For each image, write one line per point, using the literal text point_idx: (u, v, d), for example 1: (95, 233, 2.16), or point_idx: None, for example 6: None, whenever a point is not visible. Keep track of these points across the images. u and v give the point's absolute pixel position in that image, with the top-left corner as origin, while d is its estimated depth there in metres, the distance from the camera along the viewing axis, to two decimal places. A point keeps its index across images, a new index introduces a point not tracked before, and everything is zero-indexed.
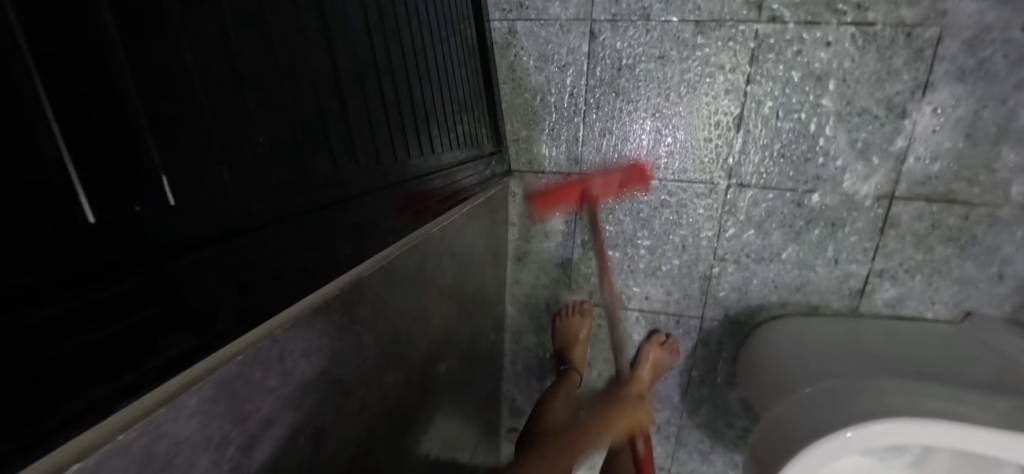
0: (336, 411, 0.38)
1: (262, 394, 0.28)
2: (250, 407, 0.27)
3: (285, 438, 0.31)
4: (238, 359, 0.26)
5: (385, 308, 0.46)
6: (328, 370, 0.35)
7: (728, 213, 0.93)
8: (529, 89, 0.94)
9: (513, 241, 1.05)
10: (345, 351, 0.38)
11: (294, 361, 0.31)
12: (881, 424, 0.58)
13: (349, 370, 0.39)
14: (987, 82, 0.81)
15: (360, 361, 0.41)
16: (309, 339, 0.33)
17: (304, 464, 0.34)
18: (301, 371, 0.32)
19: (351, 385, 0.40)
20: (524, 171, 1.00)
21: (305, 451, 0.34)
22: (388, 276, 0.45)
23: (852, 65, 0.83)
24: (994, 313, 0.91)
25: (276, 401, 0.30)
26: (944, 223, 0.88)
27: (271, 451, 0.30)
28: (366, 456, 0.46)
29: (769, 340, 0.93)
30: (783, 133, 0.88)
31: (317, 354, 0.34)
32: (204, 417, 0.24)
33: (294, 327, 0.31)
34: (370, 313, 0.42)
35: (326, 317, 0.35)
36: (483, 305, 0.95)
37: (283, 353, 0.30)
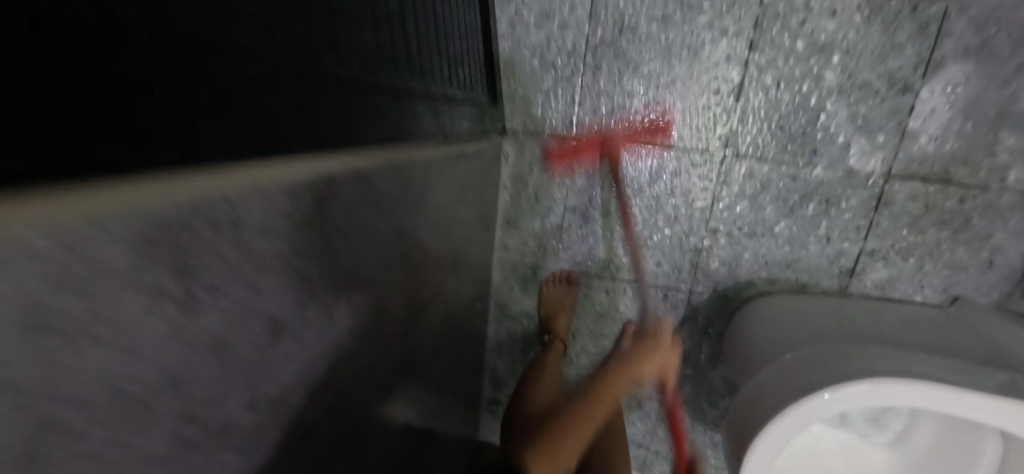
0: (299, 310, 0.36)
1: (208, 255, 0.26)
2: (194, 264, 0.25)
3: (237, 315, 0.29)
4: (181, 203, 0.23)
5: (360, 219, 0.43)
6: (288, 257, 0.33)
7: (722, 184, 0.92)
8: (528, 46, 0.92)
9: (503, 205, 1.03)
10: (311, 247, 0.36)
11: (250, 233, 0.29)
12: (864, 383, 0.58)
13: (315, 270, 0.37)
14: (992, 61, 0.80)
15: (328, 265, 0.39)
16: (268, 216, 0.30)
17: (260, 354, 0.32)
18: (258, 248, 0.30)
19: (317, 287, 0.38)
20: (518, 132, 0.98)
21: (261, 340, 0.32)
22: (364, 185, 0.43)
23: (857, 37, 0.82)
24: (981, 300, 0.91)
25: (224, 267, 0.27)
26: (939, 205, 0.87)
27: (219, 323, 0.27)
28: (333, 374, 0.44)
29: (756, 315, 0.92)
30: (782, 104, 0.87)
31: (278, 237, 0.32)
32: (137, 252, 0.22)
33: (251, 197, 0.29)
34: (341, 216, 0.40)
35: (290, 200, 0.32)
36: (469, 264, 0.93)
37: (233, 215, 0.27)
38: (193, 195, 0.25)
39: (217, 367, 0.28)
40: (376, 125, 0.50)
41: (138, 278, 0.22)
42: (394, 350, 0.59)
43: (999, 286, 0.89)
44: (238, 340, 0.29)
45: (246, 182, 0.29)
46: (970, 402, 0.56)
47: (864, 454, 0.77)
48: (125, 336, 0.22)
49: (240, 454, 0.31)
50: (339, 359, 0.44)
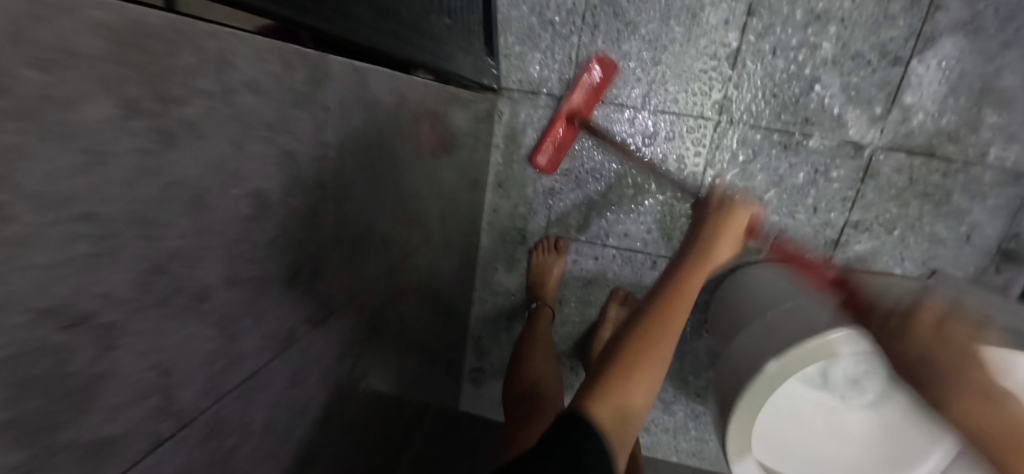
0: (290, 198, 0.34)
1: (191, 91, 0.23)
2: (175, 94, 0.22)
3: (220, 172, 0.26)
4: (162, 20, 0.21)
5: (355, 122, 0.41)
6: (278, 132, 0.31)
7: (714, 150, 0.92)
8: (527, 1, 0.90)
9: (494, 167, 1.01)
10: (303, 131, 0.34)
11: (238, 86, 0.27)
12: (843, 328, 0.63)
13: (306, 158, 0.34)
14: (977, 36, 0.82)
15: (320, 160, 0.37)
16: (258, 74, 0.28)
17: (245, 230, 0.29)
18: (246, 106, 0.27)
19: (308, 179, 0.35)
20: (513, 91, 0.96)
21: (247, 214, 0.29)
22: (359, 87, 0.41)
23: (852, 6, 0.83)
24: (958, 273, 0.93)
25: (210, 115, 0.25)
26: (922, 178, 0.89)
27: (200, 173, 0.25)
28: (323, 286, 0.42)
29: (743, 283, 0.92)
30: (778, 71, 0.87)
31: (268, 102, 0.29)
32: (110, 52, 0.19)
33: (243, 47, 0.27)
34: (335, 111, 0.37)
35: (283, 68, 0.30)
36: (459, 222, 0.91)
37: (224, 61, 0.25)
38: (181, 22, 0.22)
39: (196, 226, 0.25)
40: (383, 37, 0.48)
41: (113, 88, 0.20)
42: (382, 286, 0.57)
43: (975, 260, 0.92)
44: (220, 202, 0.27)
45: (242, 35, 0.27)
46: (947, 346, 0.59)
47: (846, 416, 0.78)
48: (95, 148, 0.19)
49: (216, 336, 0.29)
50: (326, 272, 0.41)
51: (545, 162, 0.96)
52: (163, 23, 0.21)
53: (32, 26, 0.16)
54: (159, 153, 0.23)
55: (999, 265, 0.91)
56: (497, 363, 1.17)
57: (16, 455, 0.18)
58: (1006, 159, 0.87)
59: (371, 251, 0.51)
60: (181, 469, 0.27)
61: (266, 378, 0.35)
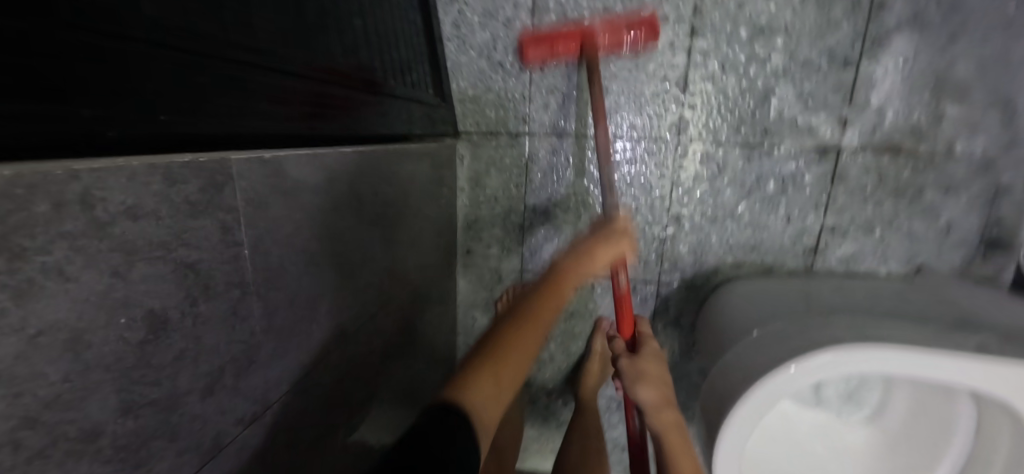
0: (196, 307, 0.33)
1: (51, 236, 0.23)
2: (31, 245, 0.22)
3: (95, 306, 0.25)
4: (8, 176, 0.21)
5: (271, 210, 0.41)
6: (172, 249, 0.30)
7: (677, 170, 0.92)
8: (475, 45, 0.92)
9: (462, 208, 1.02)
10: (204, 236, 0.33)
11: (113, 214, 0.26)
12: (825, 352, 0.57)
13: (210, 263, 0.34)
14: (924, 31, 0.81)
15: (231, 258, 0.36)
16: (137, 196, 0.28)
17: (139, 354, 0.28)
18: (126, 232, 0.27)
19: (218, 281, 0.35)
20: (471, 133, 0.97)
21: (139, 337, 0.28)
22: (274, 176, 0.41)
23: (793, 17, 0.83)
24: (944, 267, 0.90)
25: (80, 259, 0.24)
26: (892, 175, 0.88)
27: (71, 314, 0.24)
28: (257, 379, 0.40)
29: (724, 301, 0.90)
30: (729, 88, 0.87)
31: (153, 220, 0.29)
32: None
33: (115, 176, 0.26)
34: (244, 206, 0.37)
35: (168, 183, 0.30)
36: (430, 270, 0.90)
37: (87, 206, 0.25)
38: (34, 171, 0.22)
39: (74, 366, 0.24)
40: (303, 115, 0.48)
41: None
42: (337, 359, 0.56)
43: (959, 252, 0.89)
44: (100, 335, 0.26)
45: (116, 163, 0.27)
46: (937, 362, 0.55)
47: (842, 432, 0.75)
48: None
49: (115, 468, 0.27)
50: (257, 366, 0.40)
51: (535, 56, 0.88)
52: (10, 177, 0.21)
53: None
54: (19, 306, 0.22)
55: (984, 255, 0.89)
56: None
57: None
58: (975, 150, 0.85)
59: (316, 329, 0.50)
60: None
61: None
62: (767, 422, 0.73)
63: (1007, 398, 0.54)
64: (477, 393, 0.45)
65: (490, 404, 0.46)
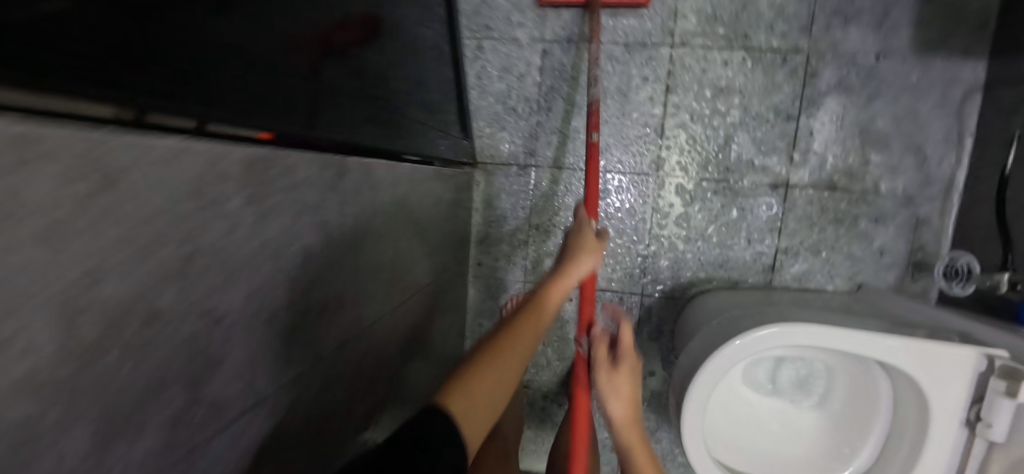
0: (318, 252, 0.49)
1: (270, 188, 0.40)
2: (263, 191, 0.39)
3: (280, 234, 0.42)
4: (259, 152, 0.38)
5: (360, 197, 0.58)
6: (313, 210, 0.48)
7: (657, 198, 1.11)
8: (493, 94, 1.13)
9: (476, 226, 1.19)
10: (328, 206, 0.51)
11: (294, 182, 0.44)
12: (772, 326, 0.73)
13: (328, 224, 0.51)
14: (848, 94, 1.03)
15: (337, 225, 0.53)
16: (304, 173, 0.45)
17: (292, 272, 0.45)
18: (297, 193, 0.44)
19: (330, 238, 0.52)
20: (487, 163, 1.16)
21: (294, 261, 0.45)
22: (364, 175, 0.59)
23: (745, 80, 1.05)
24: (881, 284, 1.07)
25: (275, 203, 0.41)
26: (831, 207, 1.07)
27: (272, 235, 0.41)
28: (339, 316, 0.56)
29: (698, 308, 1.06)
30: (698, 133, 1.09)
31: (308, 189, 0.46)
32: (238, 171, 0.36)
33: (297, 159, 0.44)
34: (347, 191, 0.55)
35: (318, 168, 0.48)
36: (447, 274, 1.06)
37: (282, 173, 0.42)
38: (268, 152, 0.40)
39: (268, 267, 0.41)
40: (377, 137, 0.67)
41: (236, 189, 0.36)
42: (382, 325, 0.71)
43: (893, 271, 1.06)
44: (281, 252, 0.43)
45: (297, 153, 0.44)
46: (851, 337, 0.70)
47: (795, 417, 0.88)
48: (228, 222, 0.36)
49: (275, 341, 0.43)
50: (340, 308, 0.56)
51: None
52: (260, 153, 0.39)
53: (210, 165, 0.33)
54: (254, 225, 0.39)
55: (913, 274, 1.06)
56: None
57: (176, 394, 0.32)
58: (897, 188, 1.05)
59: (369, 295, 0.65)
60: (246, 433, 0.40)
61: (297, 384, 0.48)
62: (724, 402, 0.86)
63: (907, 367, 0.69)
64: (462, 404, 0.50)
65: (474, 415, 0.51)
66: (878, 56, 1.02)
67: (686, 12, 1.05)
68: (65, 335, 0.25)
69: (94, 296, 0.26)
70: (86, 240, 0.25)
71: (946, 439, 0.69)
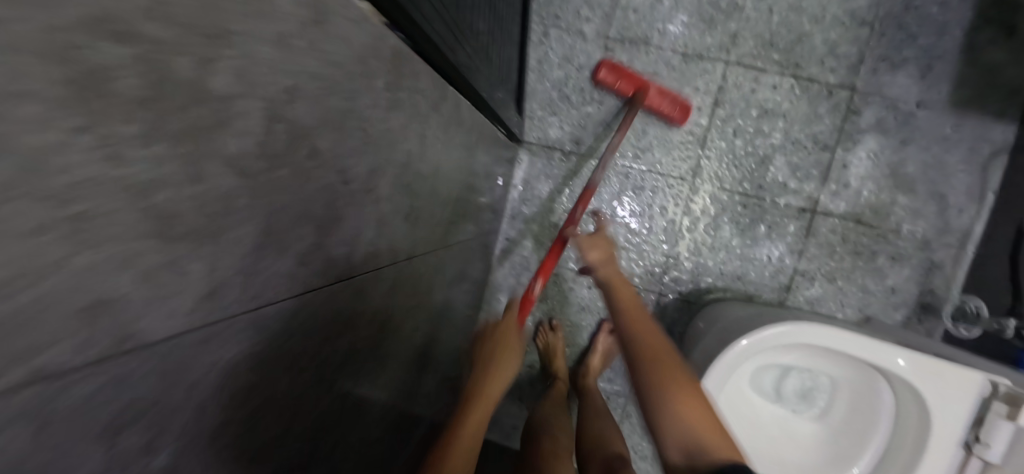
0: (412, 163, 0.53)
1: (400, 84, 0.44)
2: (395, 85, 0.43)
3: (396, 133, 0.46)
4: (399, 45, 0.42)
5: (443, 130, 0.63)
6: (418, 121, 0.51)
7: (689, 204, 1.16)
8: (551, 79, 1.19)
9: (512, 202, 1.24)
10: (426, 128, 0.54)
11: (413, 87, 0.48)
12: (783, 325, 0.77)
13: (423, 142, 0.55)
14: (884, 135, 1.09)
15: (426, 146, 0.57)
16: (419, 85, 0.49)
17: (395, 171, 0.49)
18: (413, 100, 0.48)
19: (421, 155, 0.55)
20: (533, 144, 1.21)
21: (397, 162, 0.49)
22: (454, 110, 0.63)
23: (790, 105, 1.10)
24: (888, 320, 1.11)
25: (397, 99, 0.45)
26: (851, 239, 1.11)
27: (391, 128, 0.45)
28: (409, 233, 0.60)
29: (714, 313, 1.10)
30: (736, 149, 1.14)
31: (419, 100, 0.50)
32: (385, 57, 0.40)
33: (418, 67, 0.48)
34: (439, 118, 0.59)
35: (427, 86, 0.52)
36: (479, 239, 1.10)
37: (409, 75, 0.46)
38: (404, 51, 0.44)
39: (382, 156, 0.45)
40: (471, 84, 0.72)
41: (380, 71, 0.40)
42: (430, 261, 0.74)
43: (901, 310, 1.11)
44: (393, 150, 0.46)
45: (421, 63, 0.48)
46: (859, 342, 0.75)
47: (794, 425, 0.92)
48: (369, 98, 0.39)
49: (371, 229, 0.46)
50: (412, 225, 0.59)
51: (604, 72, 1.13)
52: (399, 47, 0.42)
53: (370, 37, 0.37)
54: (383, 111, 0.43)
55: (919, 315, 1.10)
56: None
57: (304, 235, 0.35)
58: (918, 231, 1.09)
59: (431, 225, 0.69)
60: (332, 304, 0.43)
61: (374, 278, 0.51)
62: (730, 399, 0.89)
63: (913, 380, 0.73)
64: None
65: None
66: (918, 104, 1.07)
67: (746, 34, 1.10)
68: (262, 138, 0.27)
69: (286, 115, 0.29)
70: (291, 61, 0.28)
71: (941, 453, 0.73)
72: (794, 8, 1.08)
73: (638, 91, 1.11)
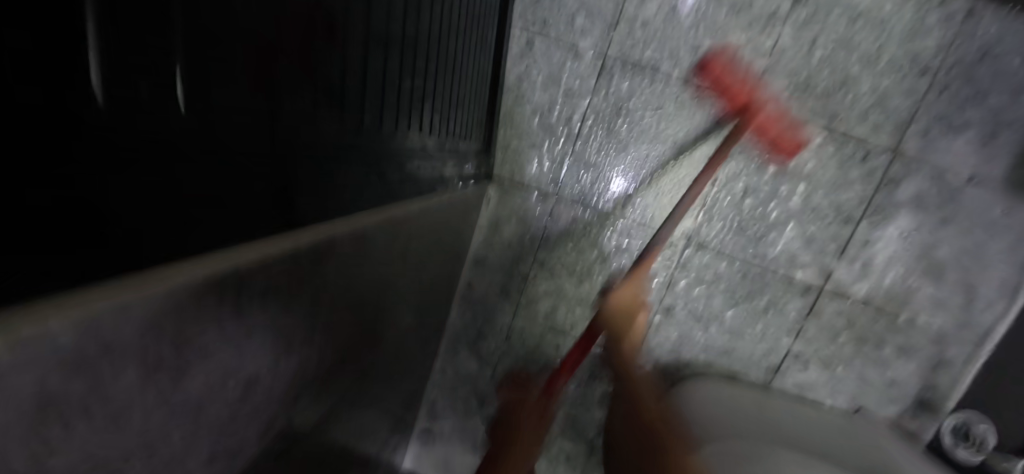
0: (272, 363, 0.36)
1: (220, 317, 0.27)
2: (209, 329, 0.27)
3: (217, 378, 0.29)
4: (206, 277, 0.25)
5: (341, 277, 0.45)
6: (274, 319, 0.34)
7: (681, 268, 0.99)
8: (531, 103, 0.96)
9: (475, 245, 1.05)
10: (293, 317, 0.37)
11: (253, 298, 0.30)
12: None
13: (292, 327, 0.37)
14: (921, 211, 0.92)
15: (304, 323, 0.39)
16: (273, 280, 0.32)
17: (225, 411, 0.32)
18: (254, 313, 0.31)
19: (290, 340, 0.38)
20: (505, 179, 1.01)
21: (229, 398, 0.32)
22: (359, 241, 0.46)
23: (816, 166, 0.92)
24: (881, 413, 1.01)
25: (217, 335, 0.28)
26: (858, 324, 0.98)
27: (200, 385, 0.28)
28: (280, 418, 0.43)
29: (688, 391, 0.98)
30: (743, 210, 0.95)
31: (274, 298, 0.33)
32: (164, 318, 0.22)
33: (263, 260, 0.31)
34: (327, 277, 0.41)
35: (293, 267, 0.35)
36: (430, 299, 0.93)
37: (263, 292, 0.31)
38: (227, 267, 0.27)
39: (182, 430, 0.28)
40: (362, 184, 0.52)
41: (144, 355, 0.22)
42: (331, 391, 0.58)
43: (897, 404, 1.00)
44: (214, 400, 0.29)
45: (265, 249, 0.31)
46: None
47: None
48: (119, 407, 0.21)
49: None
50: (284, 407, 0.43)
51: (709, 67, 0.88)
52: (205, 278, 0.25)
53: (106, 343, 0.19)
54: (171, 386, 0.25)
55: (915, 412, 1.00)
56: (446, 428, 1.18)
57: None
58: (933, 324, 0.96)
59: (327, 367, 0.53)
60: None
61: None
62: None
63: None
64: None
65: None
66: (969, 179, 0.90)
67: (777, 72, 0.89)
68: None
69: None
70: None
71: None
72: (843, 43, 0.88)
73: (745, 107, 0.87)
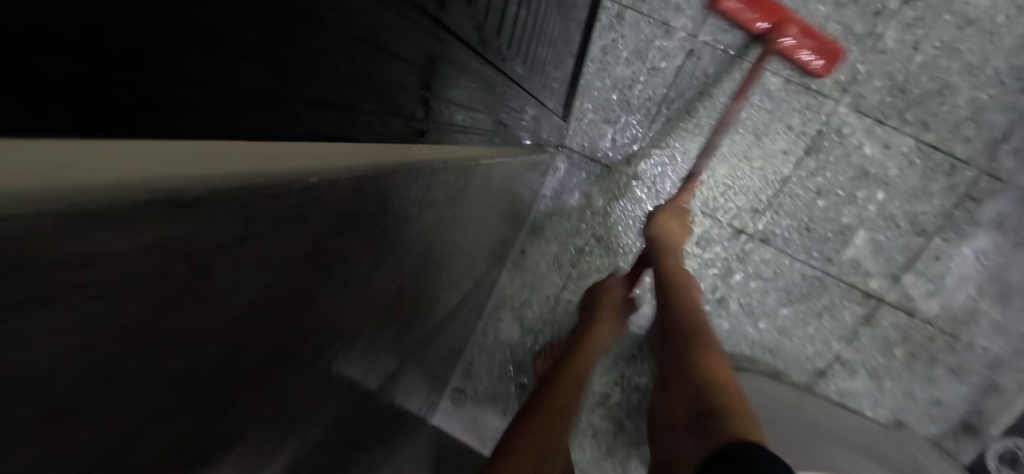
0: (396, 273, 0.38)
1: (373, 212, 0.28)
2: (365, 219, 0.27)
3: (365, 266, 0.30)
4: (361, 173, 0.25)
5: (451, 210, 0.44)
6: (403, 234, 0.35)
7: (739, 261, 0.99)
8: (613, 76, 0.95)
9: (534, 213, 1.06)
10: (414, 236, 0.38)
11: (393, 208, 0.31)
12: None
13: (415, 244, 0.38)
14: (999, 232, 0.90)
15: (422, 244, 0.41)
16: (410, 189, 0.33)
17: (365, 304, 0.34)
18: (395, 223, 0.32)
19: (413, 254, 0.39)
20: (574, 151, 1.01)
21: (369, 291, 0.33)
22: (470, 177, 0.46)
23: (897, 174, 0.90)
24: (920, 430, 1.01)
25: (361, 237, 0.28)
26: (913, 338, 0.97)
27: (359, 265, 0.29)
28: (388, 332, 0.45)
29: (729, 381, 0.98)
30: (815, 209, 0.93)
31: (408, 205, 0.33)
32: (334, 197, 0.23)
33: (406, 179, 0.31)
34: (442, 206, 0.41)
35: (426, 180, 0.35)
36: (492, 260, 0.95)
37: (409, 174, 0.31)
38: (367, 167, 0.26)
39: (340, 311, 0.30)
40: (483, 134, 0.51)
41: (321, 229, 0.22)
42: (421, 326, 0.61)
43: (938, 424, 1.00)
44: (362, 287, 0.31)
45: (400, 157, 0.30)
46: None
47: None
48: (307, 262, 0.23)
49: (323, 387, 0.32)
50: (392, 322, 0.45)
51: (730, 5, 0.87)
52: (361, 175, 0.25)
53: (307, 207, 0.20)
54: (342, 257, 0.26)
55: (955, 433, 1.00)
56: (480, 389, 1.20)
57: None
58: (991, 349, 0.95)
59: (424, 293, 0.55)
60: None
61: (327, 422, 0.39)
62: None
63: None
64: None
65: None
66: None
67: (874, 73, 0.87)
68: None
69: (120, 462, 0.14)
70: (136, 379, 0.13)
71: None
72: (947, 51, 0.84)
73: (774, 25, 0.85)
